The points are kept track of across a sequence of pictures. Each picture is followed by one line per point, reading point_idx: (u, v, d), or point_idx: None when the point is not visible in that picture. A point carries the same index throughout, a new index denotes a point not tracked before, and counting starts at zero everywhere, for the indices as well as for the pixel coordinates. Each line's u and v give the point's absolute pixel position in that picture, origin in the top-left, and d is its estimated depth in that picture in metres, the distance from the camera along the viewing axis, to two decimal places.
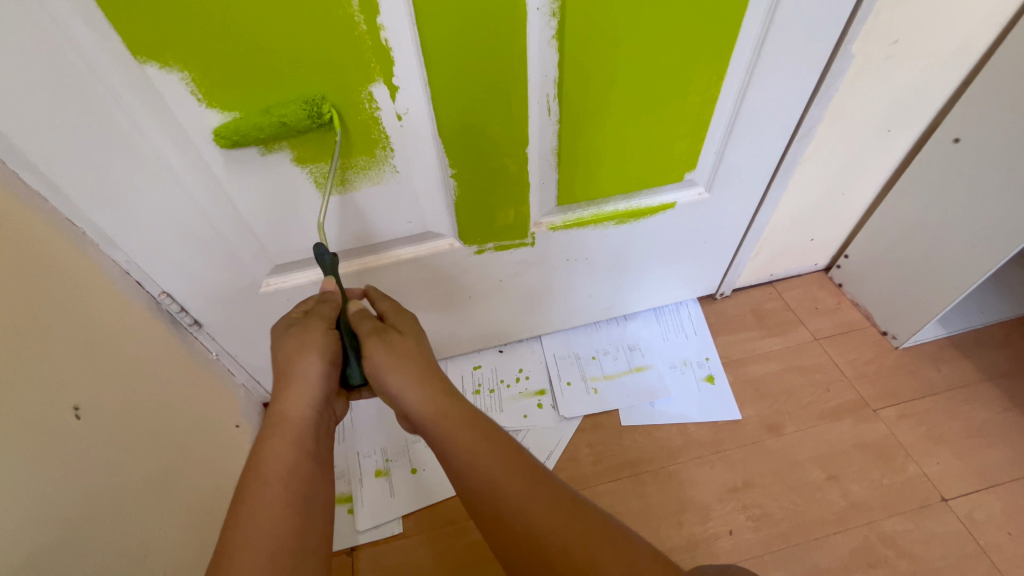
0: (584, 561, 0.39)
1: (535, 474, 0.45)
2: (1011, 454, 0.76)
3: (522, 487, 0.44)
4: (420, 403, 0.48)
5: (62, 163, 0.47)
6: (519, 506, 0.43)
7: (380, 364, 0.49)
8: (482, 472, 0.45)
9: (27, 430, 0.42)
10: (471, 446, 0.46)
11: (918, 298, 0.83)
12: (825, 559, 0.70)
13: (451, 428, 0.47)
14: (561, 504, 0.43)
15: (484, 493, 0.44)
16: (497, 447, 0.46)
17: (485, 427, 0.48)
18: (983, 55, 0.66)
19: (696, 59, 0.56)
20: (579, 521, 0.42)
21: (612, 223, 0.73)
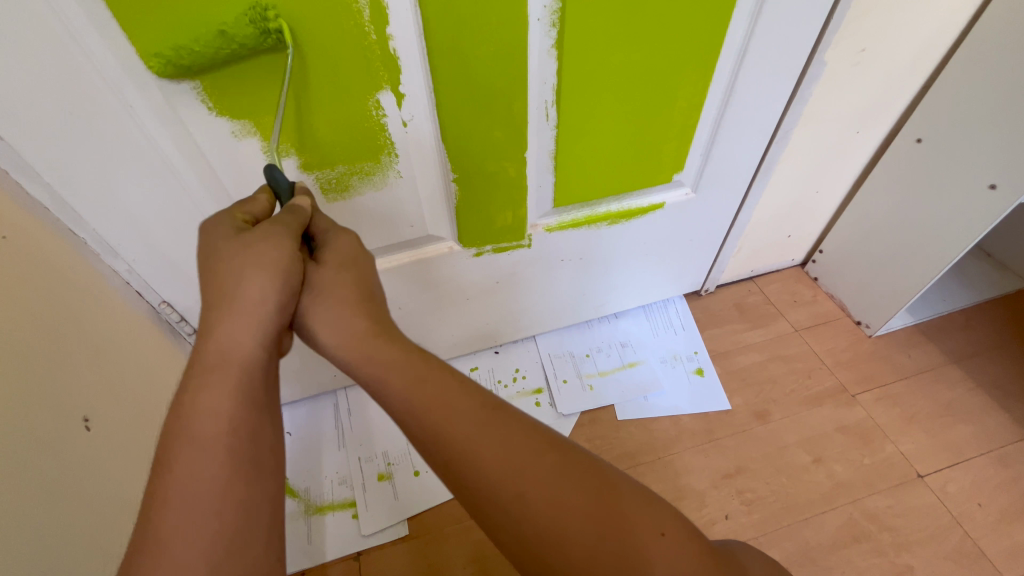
0: (545, 503, 0.37)
1: (485, 411, 0.40)
2: (976, 430, 0.82)
3: (472, 430, 0.39)
4: (344, 339, 0.42)
5: (68, 172, 0.47)
6: (469, 453, 0.38)
7: (324, 312, 0.42)
8: (423, 421, 0.39)
9: (40, 438, 0.42)
10: (411, 391, 0.40)
11: (888, 287, 0.88)
12: (815, 537, 0.73)
13: (388, 372, 0.40)
14: (514, 443, 0.39)
15: (430, 440, 0.39)
16: (437, 390, 0.40)
17: (421, 367, 0.41)
18: (939, 62, 0.72)
19: (684, 69, 0.60)
20: (536, 461, 0.38)
21: (604, 223, 0.76)
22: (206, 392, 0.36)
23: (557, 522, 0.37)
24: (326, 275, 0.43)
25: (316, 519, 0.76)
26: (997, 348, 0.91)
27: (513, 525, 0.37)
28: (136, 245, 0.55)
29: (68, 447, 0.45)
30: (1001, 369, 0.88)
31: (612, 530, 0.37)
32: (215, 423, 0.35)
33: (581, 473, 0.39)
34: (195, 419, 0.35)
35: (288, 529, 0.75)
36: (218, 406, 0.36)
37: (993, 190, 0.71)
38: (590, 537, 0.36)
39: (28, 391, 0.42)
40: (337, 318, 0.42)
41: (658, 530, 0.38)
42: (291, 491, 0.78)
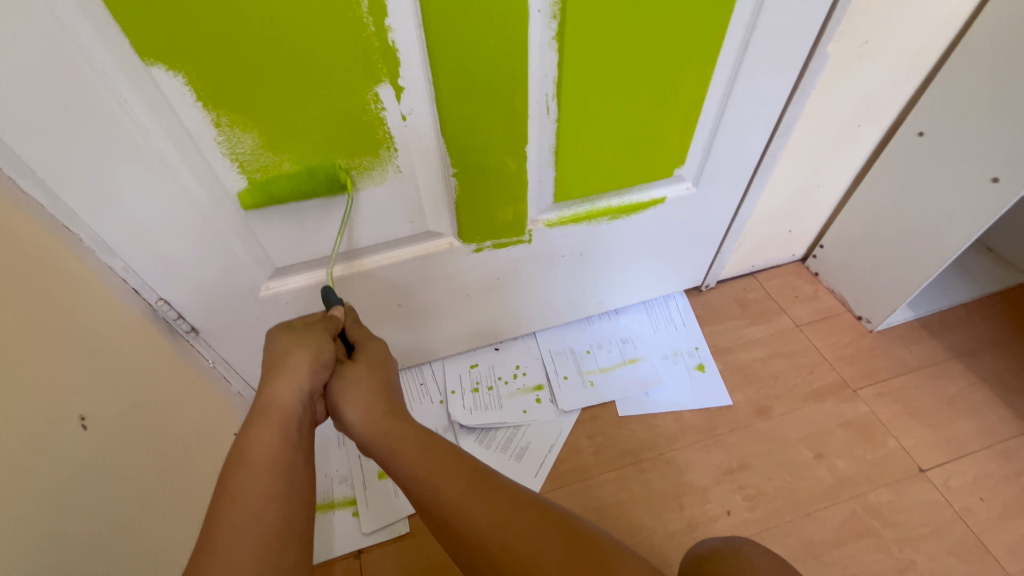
0: (522, 558, 0.40)
1: (475, 475, 0.45)
2: (978, 425, 0.82)
3: (462, 489, 0.43)
4: (365, 419, 0.49)
5: (63, 168, 0.46)
6: (458, 511, 0.43)
7: (350, 397, 0.50)
8: (424, 482, 0.45)
9: (40, 442, 0.41)
10: (413, 457, 0.46)
11: (889, 281, 0.88)
12: (818, 532, 0.73)
13: (397, 442, 0.47)
14: (498, 503, 0.43)
15: (427, 500, 0.44)
16: (438, 457, 0.46)
17: (426, 437, 0.48)
18: (942, 53, 0.71)
19: (687, 59, 0.59)
20: (517, 518, 0.42)
21: (605, 219, 0.76)
22: (259, 426, 0.43)
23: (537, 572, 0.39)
24: (354, 369, 0.52)
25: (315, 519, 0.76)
26: (998, 343, 0.90)
27: None
28: (132, 243, 0.54)
29: (73, 452, 0.45)
30: (1002, 364, 0.88)
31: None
32: (266, 448, 0.42)
33: (558, 530, 0.42)
34: (250, 445, 0.42)
35: None
36: (268, 437, 0.43)
37: (996, 183, 0.70)
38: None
39: (29, 395, 0.42)
40: (362, 403, 0.50)
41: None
42: None
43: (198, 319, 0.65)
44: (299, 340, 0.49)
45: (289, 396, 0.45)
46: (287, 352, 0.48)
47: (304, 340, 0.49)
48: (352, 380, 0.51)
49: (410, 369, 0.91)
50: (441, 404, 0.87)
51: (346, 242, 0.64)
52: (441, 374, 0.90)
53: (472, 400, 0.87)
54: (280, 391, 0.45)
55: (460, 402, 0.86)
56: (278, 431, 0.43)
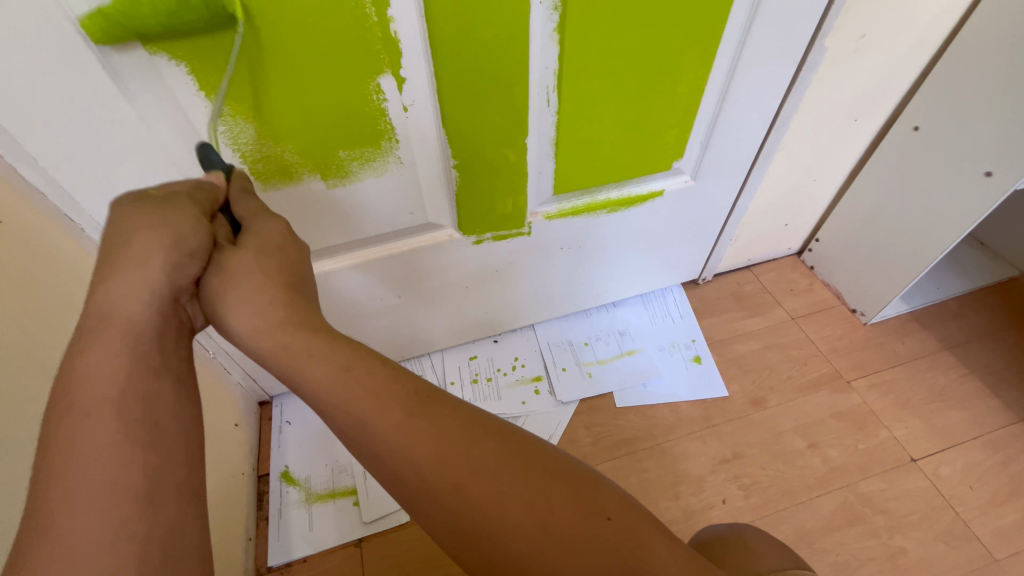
0: (475, 494, 0.35)
1: (415, 402, 0.38)
2: (968, 415, 0.84)
3: (399, 421, 0.37)
4: (253, 327, 0.38)
5: (65, 157, 0.46)
6: (394, 445, 0.36)
7: (232, 297, 0.39)
8: (350, 413, 0.37)
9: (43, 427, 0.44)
10: (334, 386, 0.38)
11: (883, 275, 0.89)
12: (810, 520, 0.75)
13: (303, 363, 0.38)
14: (443, 432, 0.37)
15: (357, 434, 0.37)
16: (364, 381, 0.38)
17: (347, 356, 0.39)
18: (937, 49, 0.72)
19: (686, 54, 0.59)
20: (465, 452, 0.36)
21: (604, 211, 0.76)
22: (89, 352, 0.32)
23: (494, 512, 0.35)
24: (236, 257, 0.40)
25: (315, 508, 0.76)
26: (989, 336, 0.92)
27: (449, 516, 0.36)
28: None
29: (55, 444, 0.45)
30: (992, 356, 0.90)
31: (546, 515, 0.35)
32: (101, 385, 0.32)
33: (515, 459, 0.37)
34: (78, 383, 0.31)
35: (285, 517, 0.75)
36: (103, 365, 0.32)
37: (989, 177, 0.71)
38: (522, 525, 0.35)
39: (18, 384, 0.42)
40: (248, 301, 0.39)
41: (602, 514, 0.36)
42: (290, 479, 0.79)
43: None
44: (153, 220, 0.37)
45: (135, 302, 0.35)
46: (130, 235, 0.36)
47: (160, 217, 0.37)
48: (232, 274, 0.39)
49: (410, 361, 0.91)
50: None
51: (353, 233, 0.65)
52: (441, 365, 0.91)
53: (471, 391, 0.87)
54: (121, 295, 0.35)
55: (460, 393, 0.87)
56: (124, 360, 0.33)
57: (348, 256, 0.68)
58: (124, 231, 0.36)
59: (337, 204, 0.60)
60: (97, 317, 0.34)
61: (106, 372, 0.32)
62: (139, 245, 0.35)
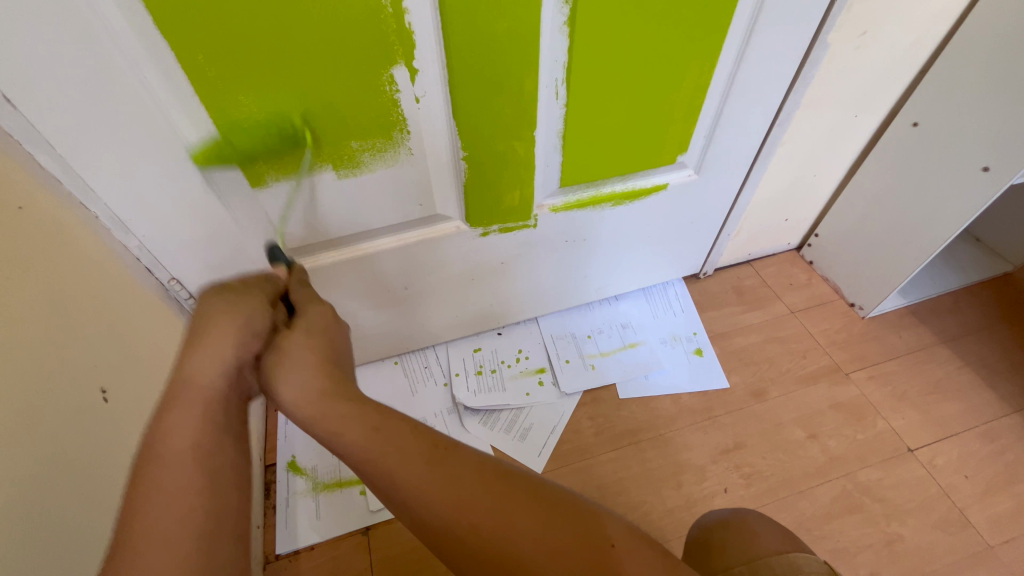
0: (492, 534, 0.38)
1: (435, 452, 0.41)
2: (963, 407, 0.85)
3: (422, 471, 0.40)
4: (299, 397, 0.42)
5: (82, 146, 0.47)
6: (420, 494, 0.39)
7: (285, 372, 0.43)
8: (377, 468, 0.40)
9: (64, 414, 0.44)
10: (361, 441, 0.40)
11: (881, 269, 0.91)
12: (810, 508, 0.76)
13: (338, 425, 0.41)
14: (460, 478, 0.40)
15: (384, 484, 0.40)
16: (390, 436, 0.41)
17: (374, 416, 0.42)
18: (937, 46, 0.73)
19: (693, 48, 0.60)
20: (485, 495, 0.39)
21: (609, 205, 0.77)
22: (173, 413, 0.37)
23: (513, 550, 0.37)
24: (291, 339, 0.45)
25: (322, 497, 0.77)
26: (984, 329, 0.94)
27: (471, 556, 0.38)
28: (148, 223, 0.55)
29: (68, 426, 0.44)
30: (987, 349, 0.91)
31: (559, 550, 0.38)
32: (186, 437, 0.36)
33: (527, 498, 0.40)
34: (164, 438, 0.35)
35: (292, 506, 0.76)
36: (188, 424, 0.36)
37: (986, 172, 0.73)
38: (540, 562, 0.37)
39: (27, 360, 0.41)
40: (297, 377, 0.43)
41: (608, 542, 0.39)
42: (297, 469, 0.79)
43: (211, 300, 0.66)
44: (229, 307, 0.43)
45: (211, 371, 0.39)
46: (212, 318, 0.42)
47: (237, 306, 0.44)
48: (288, 355, 0.44)
49: (415, 352, 0.92)
50: (445, 386, 0.89)
51: (359, 224, 0.65)
52: (445, 357, 0.92)
53: (475, 383, 0.88)
54: (200, 365, 0.39)
55: (464, 384, 0.88)
56: (202, 417, 0.37)
57: (349, 250, 0.69)
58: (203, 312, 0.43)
59: (346, 193, 0.61)
60: (180, 378, 0.39)
61: (188, 427, 0.36)
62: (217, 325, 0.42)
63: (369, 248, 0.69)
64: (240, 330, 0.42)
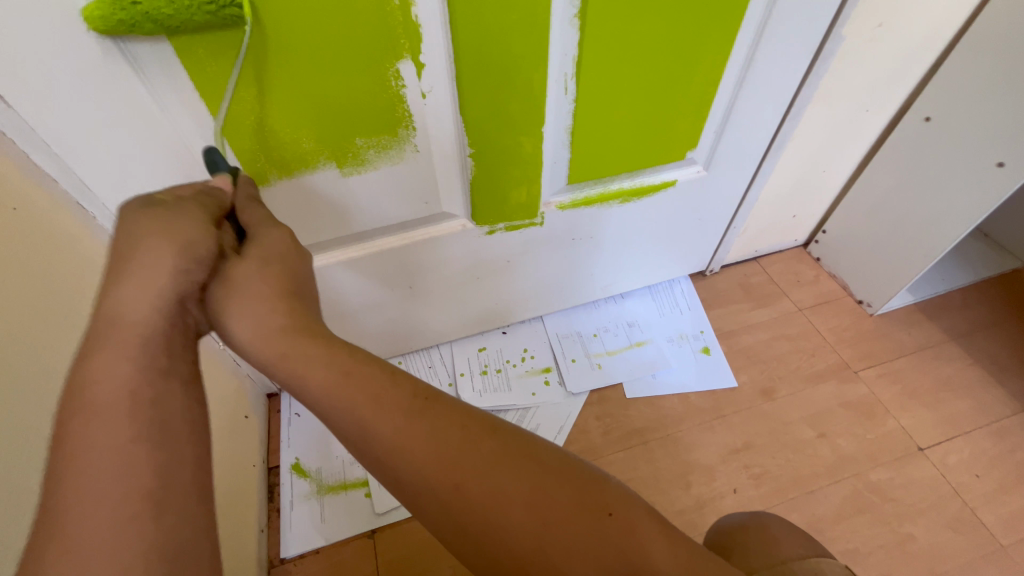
0: (479, 492, 0.36)
1: (415, 405, 0.38)
2: (973, 404, 0.85)
3: (399, 424, 0.36)
4: (256, 335, 0.38)
5: (81, 146, 0.45)
6: (396, 449, 0.36)
7: (235, 307, 0.38)
8: (349, 419, 0.37)
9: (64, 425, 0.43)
10: (334, 390, 0.37)
11: (890, 266, 0.90)
12: (820, 508, 0.75)
13: (306, 370, 0.37)
14: (443, 433, 0.37)
15: (356, 438, 0.37)
16: (363, 385, 0.37)
17: (346, 361, 0.38)
18: (951, 40, 0.72)
19: (705, 42, 0.59)
20: (469, 453, 0.36)
21: (617, 201, 0.76)
22: (101, 355, 0.31)
23: (499, 514, 0.35)
24: (243, 269, 0.39)
25: (327, 500, 0.76)
26: (993, 326, 0.93)
27: (453, 518, 0.36)
28: None
29: None
30: (996, 345, 0.90)
31: (548, 510, 0.36)
32: (115, 383, 0.31)
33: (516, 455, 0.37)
34: (88, 387, 0.31)
35: (297, 509, 0.75)
36: (119, 370, 0.31)
37: (1001, 168, 0.72)
38: (527, 527, 0.35)
39: (24, 368, 0.39)
40: (253, 312, 0.38)
41: (603, 510, 0.37)
42: (301, 471, 0.78)
43: None
44: (162, 226, 0.35)
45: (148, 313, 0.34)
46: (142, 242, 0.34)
47: (171, 226, 0.35)
48: (237, 285, 0.38)
49: (419, 352, 0.91)
50: (450, 386, 0.87)
51: (363, 223, 0.64)
52: (450, 357, 0.91)
53: (481, 383, 0.87)
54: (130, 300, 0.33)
55: (469, 384, 0.87)
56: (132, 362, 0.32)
57: (353, 248, 0.67)
58: (128, 234, 0.35)
59: (350, 191, 0.59)
60: (105, 317, 0.32)
61: (115, 376, 0.31)
62: (148, 252, 0.34)
63: (372, 247, 0.68)
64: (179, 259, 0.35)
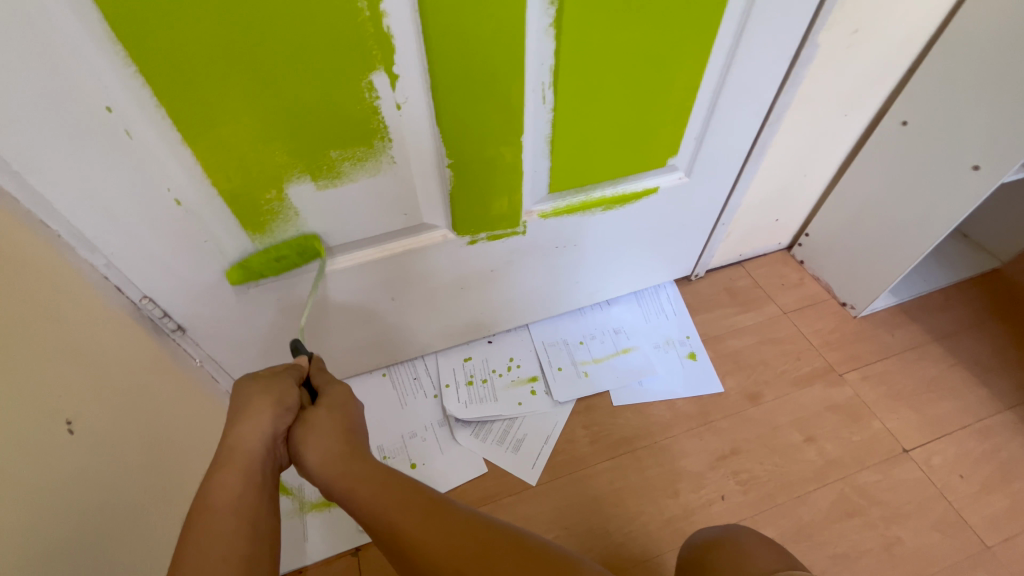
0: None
1: (433, 507, 0.44)
2: (958, 405, 0.85)
3: (420, 522, 0.42)
4: (323, 464, 0.46)
5: (42, 161, 0.44)
6: (418, 545, 0.41)
7: (311, 446, 0.47)
8: (381, 522, 0.43)
9: (32, 450, 0.41)
10: (371, 497, 0.44)
11: (870, 268, 0.91)
12: (808, 513, 0.75)
13: (356, 484, 0.45)
14: (456, 530, 0.42)
15: (386, 539, 0.43)
16: (395, 492, 0.45)
17: (382, 474, 0.46)
18: (925, 44, 0.73)
19: (683, 49, 0.58)
20: (478, 545, 0.41)
21: (599, 210, 0.76)
22: (223, 471, 0.41)
23: None
24: (317, 416, 0.49)
25: (310, 517, 0.75)
26: (973, 326, 0.94)
27: None
28: (117, 240, 0.52)
29: (37, 462, 0.41)
30: (977, 345, 0.91)
31: None
32: (230, 491, 0.40)
33: (520, 555, 0.41)
34: (212, 491, 0.40)
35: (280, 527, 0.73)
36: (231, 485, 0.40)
37: (976, 171, 0.72)
38: None
39: None
40: (322, 448, 0.47)
41: None
42: (283, 489, 0.77)
43: (185, 318, 0.63)
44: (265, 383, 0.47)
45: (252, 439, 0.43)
46: (249, 396, 0.46)
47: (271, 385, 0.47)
48: (315, 425, 0.48)
49: (404, 363, 0.90)
50: (435, 398, 0.86)
51: (347, 234, 0.63)
52: (435, 368, 0.90)
53: (466, 394, 0.86)
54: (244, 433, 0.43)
55: (455, 395, 0.86)
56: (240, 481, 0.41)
57: (336, 260, 0.66)
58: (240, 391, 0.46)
59: (324, 205, 0.58)
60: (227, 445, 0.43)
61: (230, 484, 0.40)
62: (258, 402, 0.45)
63: (356, 258, 0.67)
64: (274, 404, 0.46)
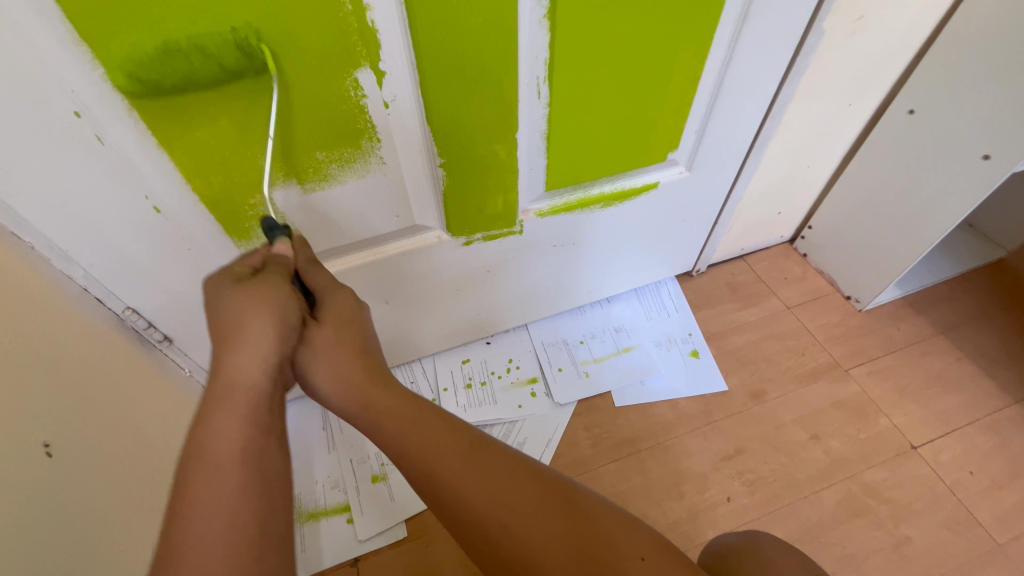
0: (526, 535, 0.39)
1: (471, 451, 0.42)
2: (965, 399, 0.84)
3: (458, 466, 0.41)
4: (340, 389, 0.44)
5: (10, 170, 0.41)
6: (455, 488, 0.41)
7: (322, 366, 0.44)
8: (415, 461, 0.42)
9: (9, 475, 0.38)
10: (401, 435, 0.42)
11: (875, 261, 0.89)
12: (815, 513, 0.74)
13: (382, 419, 0.43)
14: (495, 476, 0.41)
15: (419, 476, 0.42)
16: (427, 432, 0.43)
17: (412, 413, 0.43)
18: (932, 31, 0.70)
19: (683, 37, 0.56)
20: (517, 492, 0.41)
21: (597, 207, 0.73)
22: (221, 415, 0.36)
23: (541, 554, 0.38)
24: (322, 333, 0.45)
25: (309, 528, 0.73)
26: (980, 317, 0.92)
27: (502, 555, 0.39)
28: (95, 250, 0.50)
29: (14, 488, 0.38)
30: (985, 337, 0.90)
31: (588, 563, 0.38)
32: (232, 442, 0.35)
33: (561, 506, 0.40)
34: (209, 441, 0.35)
35: None
36: (232, 429, 0.36)
37: (987, 160, 0.70)
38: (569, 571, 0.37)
39: None
40: (336, 371, 0.44)
41: (636, 555, 0.39)
42: None
43: (171, 327, 0.61)
44: (259, 298, 0.40)
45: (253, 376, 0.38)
46: (243, 316, 0.39)
47: (266, 297, 0.41)
48: (321, 348, 0.44)
49: (401, 367, 0.88)
50: (434, 402, 0.84)
51: (368, 230, 0.62)
52: (433, 371, 0.88)
53: (465, 397, 0.84)
54: (242, 371, 0.38)
55: (453, 399, 0.84)
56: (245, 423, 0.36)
57: (359, 255, 0.65)
58: (233, 312, 0.40)
59: (318, 209, 0.56)
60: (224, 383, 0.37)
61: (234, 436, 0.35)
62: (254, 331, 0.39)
63: (379, 253, 0.66)
64: (275, 324, 0.40)
